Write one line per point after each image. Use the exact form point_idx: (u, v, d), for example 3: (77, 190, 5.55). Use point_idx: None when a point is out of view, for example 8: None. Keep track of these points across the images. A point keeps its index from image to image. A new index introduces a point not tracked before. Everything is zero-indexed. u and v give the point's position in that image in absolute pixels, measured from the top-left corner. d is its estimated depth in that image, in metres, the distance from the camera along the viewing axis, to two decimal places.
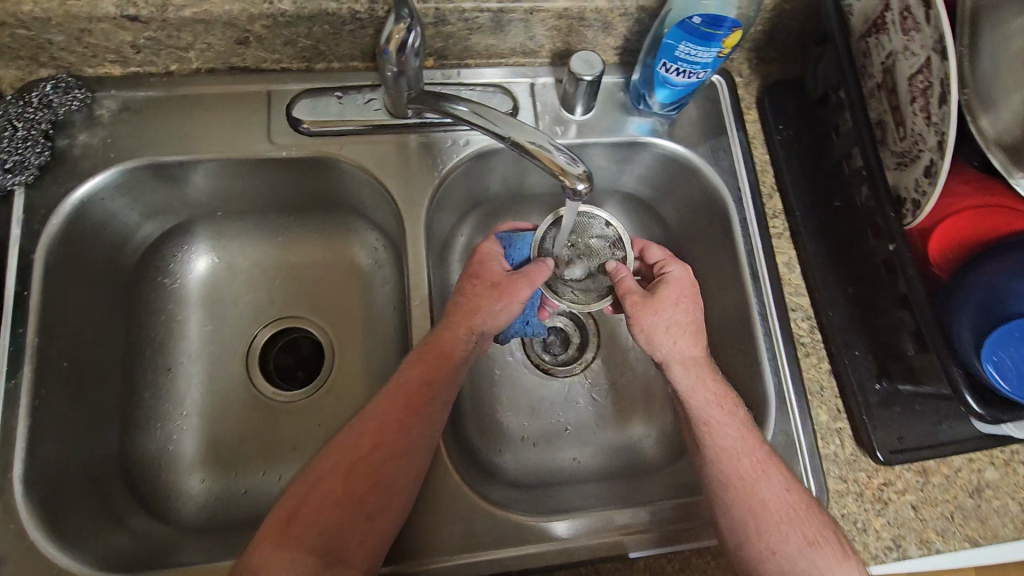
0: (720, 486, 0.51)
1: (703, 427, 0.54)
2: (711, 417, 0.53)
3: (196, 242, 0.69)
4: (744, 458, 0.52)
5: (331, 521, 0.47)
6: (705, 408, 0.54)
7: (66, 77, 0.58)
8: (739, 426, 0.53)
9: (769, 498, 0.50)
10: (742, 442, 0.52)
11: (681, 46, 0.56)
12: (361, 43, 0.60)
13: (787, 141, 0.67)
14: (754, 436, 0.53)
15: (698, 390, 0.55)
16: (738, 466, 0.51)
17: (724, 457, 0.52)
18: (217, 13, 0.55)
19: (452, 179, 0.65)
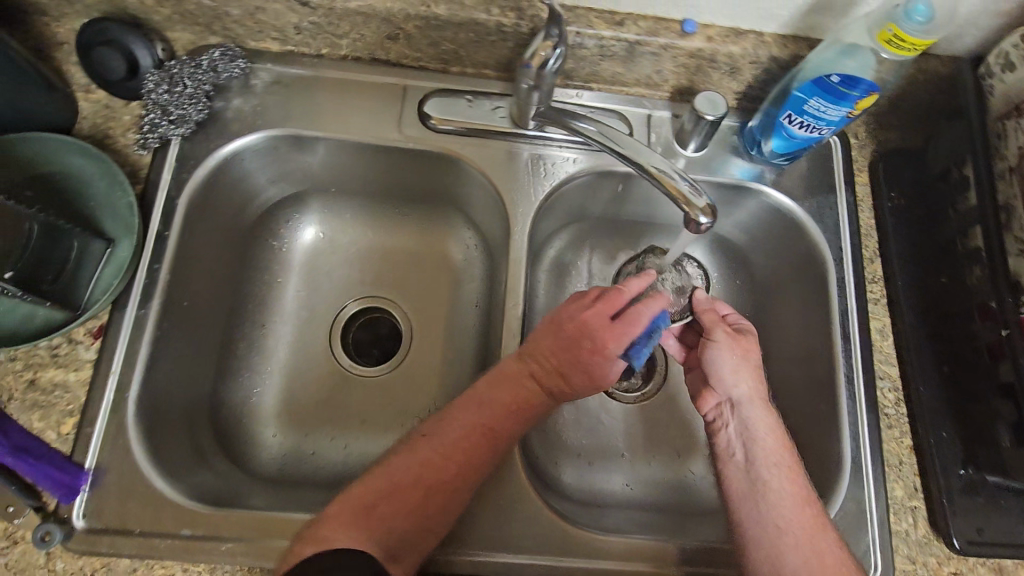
0: (781, 530, 0.49)
1: (763, 469, 0.52)
2: (774, 460, 0.52)
3: (307, 214, 0.74)
4: (802, 509, 0.50)
5: (406, 515, 0.48)
6: (769, 450, 0.53)
7: (234, 47, 0.64)
8: (798, 478, 0.52)
9: (828, 555, 0.48)
10: (801, 492, 0.51)
11: (811, 101, 0.56)
12: (498, 54, 0.64)
13: (898, 209, 0.66)
14: (809, 492, 0.52)
15: (762, 433, 0.54)
16: (797, 514, 0.49)
17: (783, 501, 0.50)
18: (379, 9, 0.59)
19: (557, 194, 0.68)
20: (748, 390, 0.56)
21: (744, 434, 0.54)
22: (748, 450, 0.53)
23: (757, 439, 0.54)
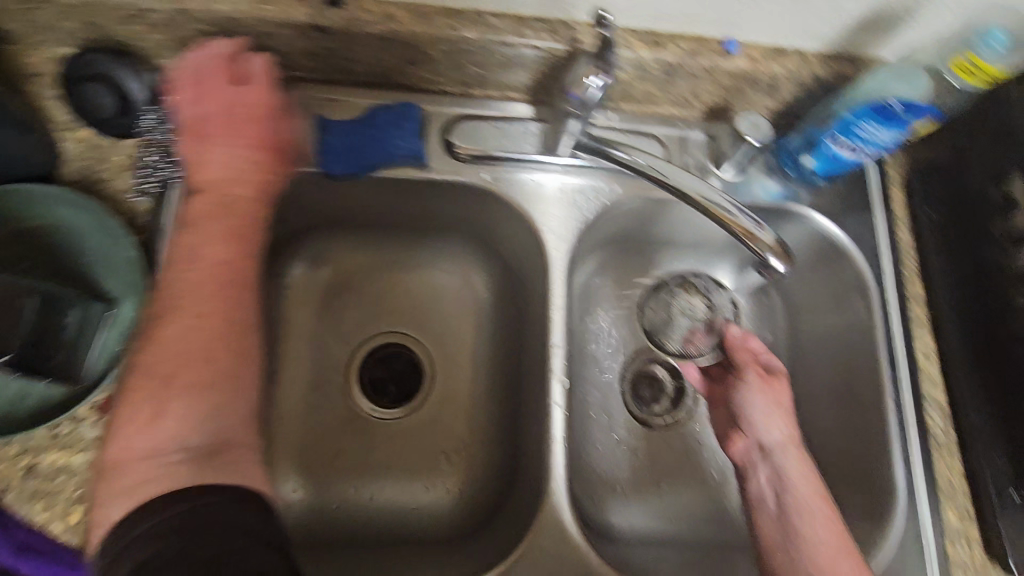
0: None
1: (800, 516, 0.51)
2: (814, 510, 0.51)
3: (320, 250, 0.69)
4: (845, 561, 0.49)
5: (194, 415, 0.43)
6: (808, 499, 0.52)
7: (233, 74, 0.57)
8: (837, 528, 0.51)
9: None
10: (842, 544, 0.50)
11: (862, 124, 0.54)
12: (528, 78, 0.60)
13: (936, 227, 0.65)
14: (851, 544, 0.50)
15: (799, 483, 0.53)
16: (839, 567, 0.48)
17: (823, 552, 0.49)
18: (403, 34, 0.54)
19: (585, 224, 0.64)
20: (782, 436, 0.56)
21: (778, 480, 0.54)
22: (782, 497, 0.53)
23: (794, 488, 0.53)
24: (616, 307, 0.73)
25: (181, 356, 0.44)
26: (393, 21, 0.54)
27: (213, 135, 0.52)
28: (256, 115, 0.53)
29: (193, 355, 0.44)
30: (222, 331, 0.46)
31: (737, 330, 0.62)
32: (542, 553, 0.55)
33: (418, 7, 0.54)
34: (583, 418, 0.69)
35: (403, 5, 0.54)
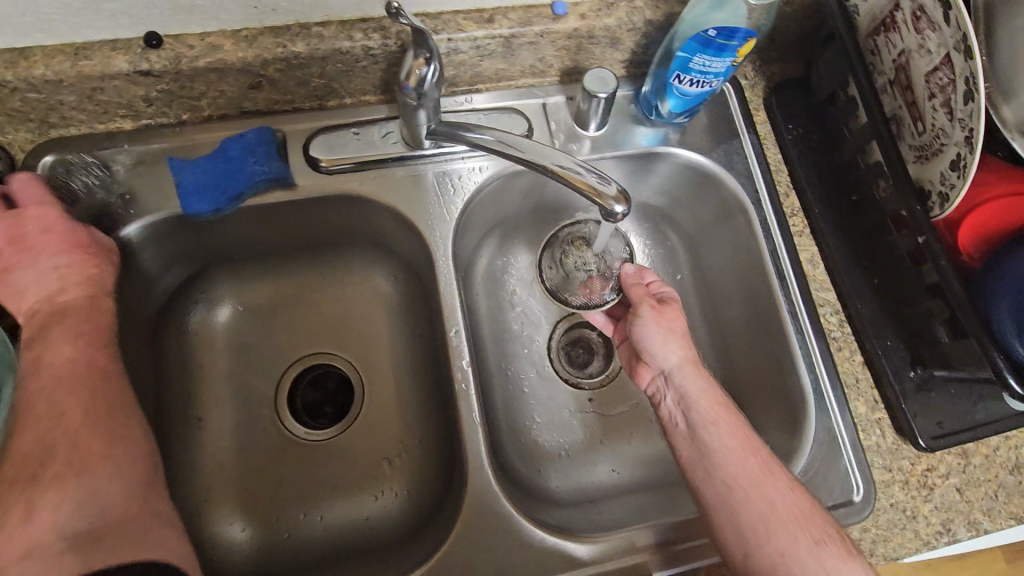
0: (732, 486, 0.52)
1: (704, 428, 0.55)
2: (716, 419, 0.55)
3: (218, 289, 0.70)
4: (748, 459, 0.53)
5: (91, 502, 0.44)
6: (709, 411, 0.56)
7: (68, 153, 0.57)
8: (738, 430, 0.55)
9: (777, 497, 0.51)
10: (744, 443, 0.54)
11: (695, 59, 0.56)
12: (374, 78, 0.60)
13: (799, 139, 0.67)
14: (754, 440, 0.55)
15: (699, 398, 0.56)
16: (744, 466, 0.53)
17: (728, 457, 0.53)
18: (232, 61, 0.54)
19: (469, 209, 0.65)
20: (679, 358, 0.58)
21: (681, 401, 0.57)
22: (688, 415, 0.56)
23: (695, 404, 0.56)
24: (534, 281, 0.75)
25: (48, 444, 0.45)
26: (219, 50, 0.54)
27: (31, 259, 0.52)
28: (50, 230, 0.53)
29: (68, 422, 0.46)
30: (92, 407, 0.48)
31: (631, 267, 0.66)
32: (479, 532, 0.56)
33: (240, 31, 0.54)
34: (515, 393, 0.71)
35: (225, 32, 0.54)
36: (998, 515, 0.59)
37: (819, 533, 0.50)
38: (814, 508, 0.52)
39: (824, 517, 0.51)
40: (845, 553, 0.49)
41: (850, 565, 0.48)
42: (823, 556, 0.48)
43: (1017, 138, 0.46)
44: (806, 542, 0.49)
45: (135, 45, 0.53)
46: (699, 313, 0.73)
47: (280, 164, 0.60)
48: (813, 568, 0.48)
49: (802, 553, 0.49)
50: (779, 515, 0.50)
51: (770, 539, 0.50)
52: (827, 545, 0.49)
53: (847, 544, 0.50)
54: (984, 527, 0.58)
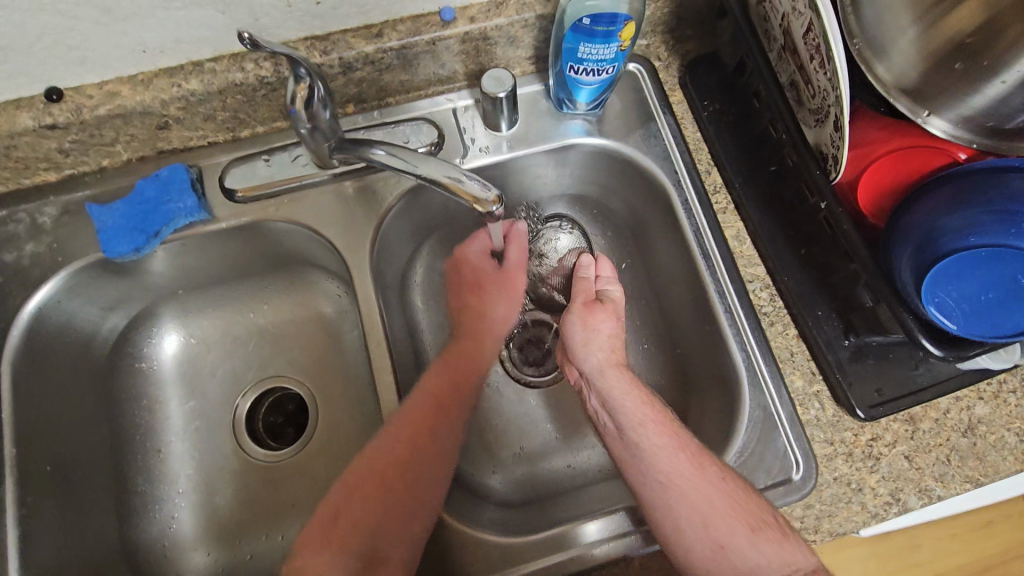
0: (665, 484, 0.52)
1: (633, 429, 0.55)
2: (643, 420, 0.55)
3: (164, 323, 0.71)
4: (680, 455, 0.53)
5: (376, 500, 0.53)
6: (637, 411, 0.56)
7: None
8: (668, 429, 0.55)
9: (711, 493, 0.51)
10: (674, 442, 0.54)
11: (580, 48, 0.56)
12: (278, 104, 0.62)
13: (714, 115, 0.67)
14: (684, 437, 0.54)
15: (625, 399, 0.57)
16: (676, 463, 0.52)
17: (661, 456, 0.53)
18: (131, 106, 0.57)
19: (390, 221, 0.66)
20: (600, 359, 0.59)
21: (606, 403, 0.58)
22: (616, 416, 0.56)
23: (622, 405, 0.56)
24: None
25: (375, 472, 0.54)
26: (118, 96, 0.57)
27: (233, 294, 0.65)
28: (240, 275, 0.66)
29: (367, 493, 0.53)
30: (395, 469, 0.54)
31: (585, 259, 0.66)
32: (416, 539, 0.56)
33: (136, 75, 0.57)
34: None
35: (121, 78, 0.57)
36: (952, 480, 0.56)
37: (756, 520, 0.50)
38: (749, 495, 0.51)
39: (760, 504, 0.51)
40: (781, 536, 0.49)
41: (787, 545, 0.49)
42: (761, 543, 0.49)
43: (898, 97, 0.46)
44: (743, 531, 0.49)
45: (38, 101, 0.56)
46: (640, 301, 0.72)
47: (195, 200, 0.61)
48: (752, 557, 0.48)
49: (741, 544, 0.49)
50: (718, 507, 0.50)
51: (709, 532, 0.50)
52: (763, 533, 0.49)
53: (783, 527, 0.50)
54: (937, 494, 0.56)
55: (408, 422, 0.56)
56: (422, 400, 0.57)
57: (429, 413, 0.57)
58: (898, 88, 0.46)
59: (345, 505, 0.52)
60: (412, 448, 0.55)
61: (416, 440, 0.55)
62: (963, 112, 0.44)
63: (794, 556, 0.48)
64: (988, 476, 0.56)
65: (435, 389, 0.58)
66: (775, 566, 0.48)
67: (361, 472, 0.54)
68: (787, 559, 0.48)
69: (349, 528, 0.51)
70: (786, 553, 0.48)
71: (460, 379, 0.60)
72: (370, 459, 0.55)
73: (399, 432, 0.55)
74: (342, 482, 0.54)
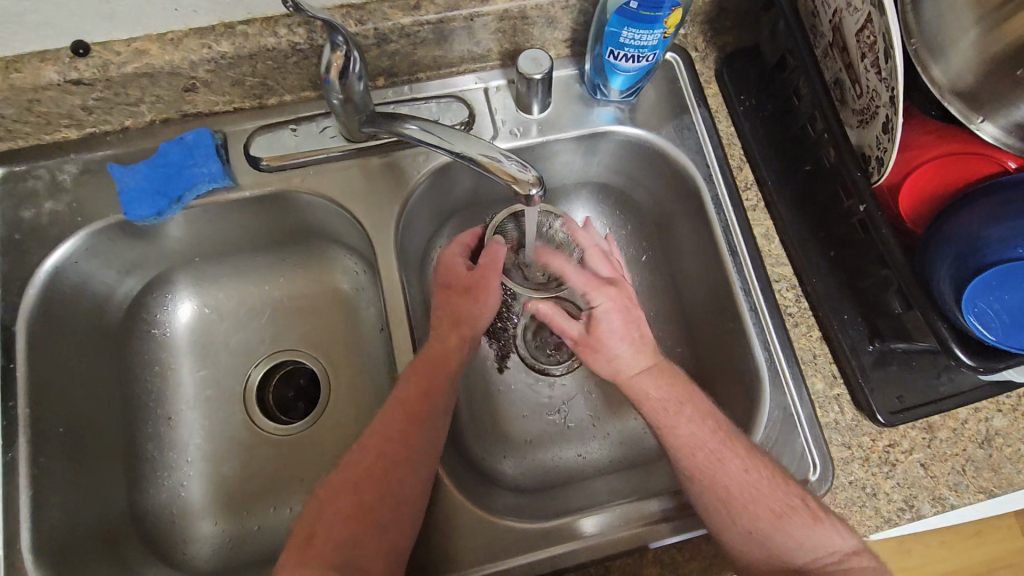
0: (688, 453, 0.53)
1: (658, 414, 0.56)
2: (669, 403, 0.56)
3: (179, 290, 0.70)
4: (706, 437, 0.53)
5: (378, 480, 0.51)
6: (662, 395, 0.56)
7: None
8: (689, 397, 0.56)
9: (734, 464, 0.52)
10: (702, 424, 0.54)
11: (623, 33, 0.55)
12: (307, 73, 0.61)
13: (750, 111, 0.66)
14: (715, 415, 0.55)
15: (652, 383, 0.57)
16: (704, 446, 0.53)
17: (685, 438, 0.54)
18: (159, 65, 0.55)
19: (417, 199, 0.65)
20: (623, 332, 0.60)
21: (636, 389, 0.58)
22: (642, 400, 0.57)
23: (648, 392, 0.57)
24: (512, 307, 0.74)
25: (377, 449, 0.53)
26: (146, 54, 0.55)
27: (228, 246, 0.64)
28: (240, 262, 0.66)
29: (367, 475, 0.51)
30: (396, 445, 0.52)
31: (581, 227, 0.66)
32: (429, 519, 0.56)
33: (166, 35, 0.55)
34: (478, 384, 0.70)
35: (151, 36, 0.55)
36: (966, 490, 0.56)
37: (790, 504, 0.51)
38: (787, 479, 0.53)
39: (797, 488, 0.52)
40: (817, 519, 0.50)
41: (825, 529, 0.50)
42: (791, 526, 0.50)
43: (951, 100, 0.45)
44: (767, 510, 0.51)
45: (64, 55, 0.54)
46: (661, 294, 0.71)
47: (220, 166, 0.60)
48: (780, 539, 0.50)
49: (774, 526, 0.51)
50: (748, 490, 0.52)
51: (740, 515, 0.51)
52: (789, 518, 0.51)
53: (819, 510, 0.51)
54: (950, 503, 0.56)
55: (395, 419, 0.54)
56: (407, 400, 0.54)
57: (418, 395, 0.55)
58: (952, 91, 0.45)
59: (346, 489, 0.51)
60: (401, 445, 0.53)
61: (404, 437, 0.53)
62: (1014, 119, 0.44)
63: (830, 539, 0.50)
64: (1001, 487, 0.57)
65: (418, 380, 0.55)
66: (808, 548, 0.50)
67: (359, 460, 0.52)
68: (826, 542, 0.50)
69: (337, 535, 0.49)
70: (823, 536, 0.50)
71: (440, 369, 0.56)
72: (372, 437, 0.53)
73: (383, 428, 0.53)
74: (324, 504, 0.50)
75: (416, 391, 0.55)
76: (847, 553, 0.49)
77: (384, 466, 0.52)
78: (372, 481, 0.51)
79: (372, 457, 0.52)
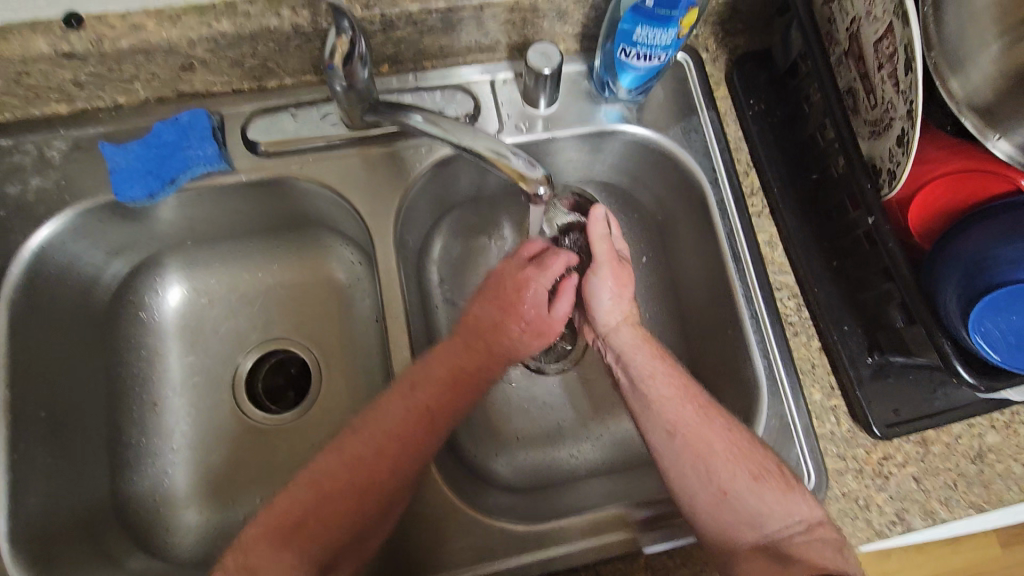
0: (671, 432, 0.53)
1: (644, 381, 0.56)
2: (654, 372, 0.56)
3: (169, 274, 0.68)
4: (685, 406, 0.54)
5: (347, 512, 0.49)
6: (648, 364, 0.57)
7: None
8: (676, 380, 0.56)
9: (714, 440, 0.52)
10: (682, 392, 0.55)
11: (637, 31, 0.54)
12: (310, 57, 0.59)
13: (760, 116, 0.65)
14: (694, 389, 0.55)
15: (636, 351, 0.58)
16: (681, 413, 0.54)
17: (668, 406, 0.54)
18: (156, 42, 0.53)
19: (417, 192, 0.63)
20: (617, 317, 0.60)
21: (621, 358, 0.59)
22: (628, 369, 0.58)
23: (635, 359, 0.57)
24: None
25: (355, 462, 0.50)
26: (142, 30, 0.53)
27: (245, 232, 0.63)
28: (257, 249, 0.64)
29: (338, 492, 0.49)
30: (383, 470, 0.50)
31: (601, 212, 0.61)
32: (420, 518, 0.55)
33: (164, 10, 0.53)
34: None
35: (148, 11, 0.53)
36: (957, 505, 0.56)
37: (759, 469, 0.51)
38: (753, 445, 0.53)
39: (765, 454, 0.52)
40: (786, 486, 0.50)
41: (791, 495, 0.50)
42: (763, 491, 0.50)
43: (968, 115, 0.45)
44: (744, 478, 0.51)
45: (56, 26, 0.52)
46: (660, 297, 0.71)
47: (216, 149, 0.58)
48: (752, 504, 0.50)
49: (743, 490, 0.51)
50: (720, 455, 0.52)
51: (713, 479, 0.51)
52: (764, 481, 0.51)
53: (786, 477, 0.51)
54: (941, 518, 0.56)
55: (388, 428, 0.51)
56: (427, 396, 0.53)
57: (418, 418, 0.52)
58: (969, 106, 0.44)
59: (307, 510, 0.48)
60: (383, 461, 0.50)
61: (390, 453, 0.50)
62: None
63: (796, 507, 0.50)
64: (991, 503, 0.57)
65: (425, 395, 0.53)
66: (775, 515, 0.50)
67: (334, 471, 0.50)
68: (791, 510, 0.50)
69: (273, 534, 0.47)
70: (789, 503, 0.50)
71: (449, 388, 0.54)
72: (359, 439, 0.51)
73: (377, 433, 0.51)
74: (296, 486, 0.49)
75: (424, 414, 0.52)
76: (811, 522, 0.49)
77: (351, 492, 0.49)
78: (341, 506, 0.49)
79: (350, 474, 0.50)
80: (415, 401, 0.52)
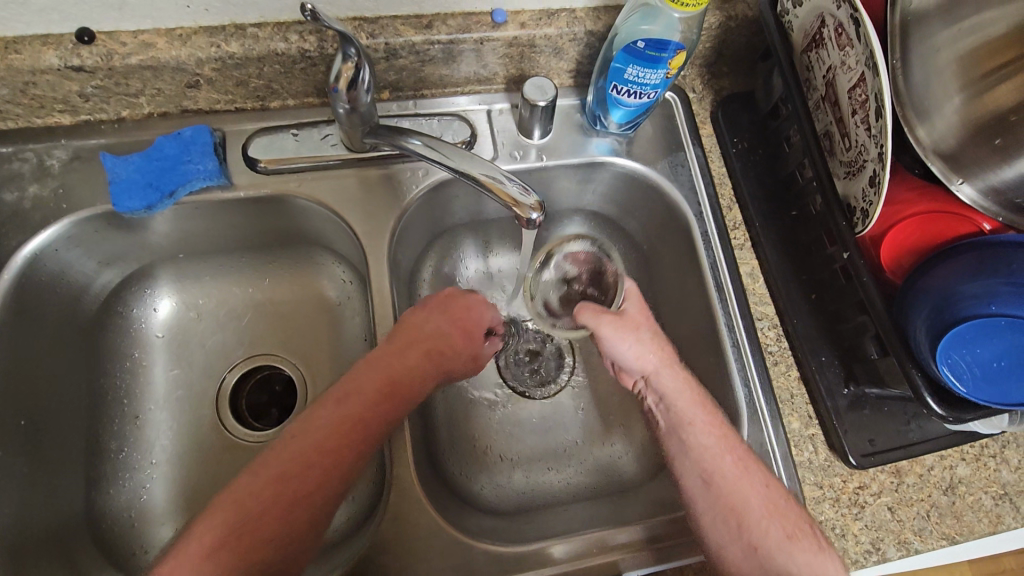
0: (707, 482, 0.54)
1: (685, 430, 0.56)
2: (695, 419, 0.56)
3: (158, 287, 0.68)
4: (724, 457, 0.54)
5: (301, 504, 0.47)
6: (689, 411, 0.56)
7: None
8: (718, 429, 0.56)
9: (750, 494, 0.53)
10: (722, 442, 0.55)
11: (628, 69, 0.57)
12: (313, 80, 0.61)
13: (743, 153, 0.68)
14: (733, 439, 0.56)
15: (679, 398, 0.57)
16: (719, 462, 0.54)
17: (706, 456, 0.54)
18: (165, 59, 0.55)
19: (412, 213, 0.65)
20: (656, 359, 0.58)
21: (663, 403, 0.58)
22: (669, 413, 0.57)
23: (675, 405, 0.57)
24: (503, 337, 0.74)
25: (319, 437, 0.49)
26: (152, 47, 0.55)
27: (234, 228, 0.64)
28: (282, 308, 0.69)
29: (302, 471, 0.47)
30: (348, 439, 0.49)
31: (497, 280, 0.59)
32: (401, 539, 0.54)
33: (175, 29, 0.55)
34: (459, 402, 0.70)
35: (159, 30, 0.55)
36: (930, 535, 0.58)
37: (793, 529, 0.51)
38: (789, 503, 0.53)
39: (799, 514, 0.52)
40: (819, 548, 0.50)
41: (824, 557, 0.49)
42: (797, 550, 0.50)
43: (935, 161, 0.48)
44: (777, 535, 0.51)
45: (67, 40, 0.54)
46: None
47: (216, 164, 0.59)
48: (785, 562, 0.50)
49: (773, 546, 0.50)
50: (755, 510, 0.52)
51: (743, 533, 0.51)
52: (799, 542, 0.50)
53: (820, 539, 0.51)
54: (914, 548, 0.57)
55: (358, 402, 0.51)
56: (390, 372, 0.53)
57: (383, 394, 0.52)
58: (935, 152, 0.48)
59: (267, 500, 0.46)
60: (354, 434, 0.50)
61: (360, 427, 0.50)
62: (992, 182, 0.47)
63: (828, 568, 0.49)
64: (962, 535, 0.58)
65: (392, 371, 0.53)
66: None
67: (293, 451, 0.48)
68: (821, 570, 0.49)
69: (227, 517, 0.45)
70: (821, 566, 0.49)
71: (425, 364, 0.55)
72: (320, 409, 0.50)
73: (347, 408, 0.50)
74: (266, 462, 0.47)
75: (379, 395, 0.52)
76: None
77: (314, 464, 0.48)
78: (298, 483, 0.47)
79: (307, 456, 0.48)
80: (383, 378, 0.53)
